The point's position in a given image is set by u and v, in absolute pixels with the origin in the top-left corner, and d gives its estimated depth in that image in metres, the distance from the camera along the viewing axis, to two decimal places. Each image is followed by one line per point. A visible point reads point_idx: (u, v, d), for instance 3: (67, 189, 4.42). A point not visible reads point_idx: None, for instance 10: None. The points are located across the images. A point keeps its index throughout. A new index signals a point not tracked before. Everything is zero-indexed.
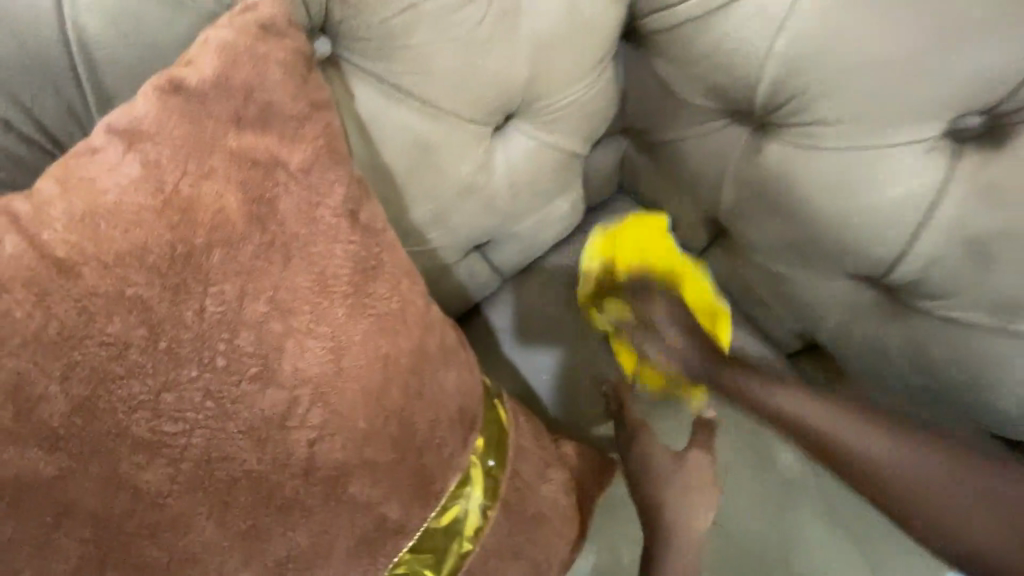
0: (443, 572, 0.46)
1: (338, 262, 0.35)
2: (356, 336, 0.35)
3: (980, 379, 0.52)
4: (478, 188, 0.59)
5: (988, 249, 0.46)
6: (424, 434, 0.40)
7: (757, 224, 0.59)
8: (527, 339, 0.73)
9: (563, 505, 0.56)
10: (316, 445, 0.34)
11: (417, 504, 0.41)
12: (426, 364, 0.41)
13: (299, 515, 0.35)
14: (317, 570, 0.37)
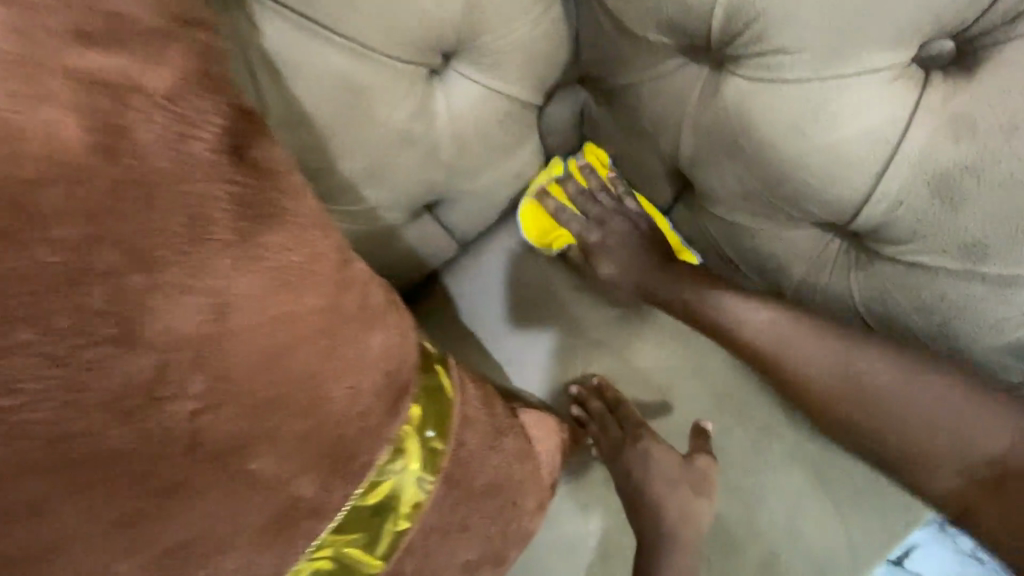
0: (376, 552, 0.43)
1: (218, 205, 0.30)
2: (247, 290, 0.31)
3: (948, 325, 0.50)
4: (417, 138, 0.55)
5: (957, 187, 0.43)
6: (343, 404, 0.36)
7: (715, 172, 0.56)
8: (512, 325, 0.72)
9: (517, 475, 0.53)
10: (200, 417, 0.30)
11: (339, 477, 0.37)
12: (342, 324, 0.36)
13: (188, 497, 0.31)
14: (217, 556, 0.33)
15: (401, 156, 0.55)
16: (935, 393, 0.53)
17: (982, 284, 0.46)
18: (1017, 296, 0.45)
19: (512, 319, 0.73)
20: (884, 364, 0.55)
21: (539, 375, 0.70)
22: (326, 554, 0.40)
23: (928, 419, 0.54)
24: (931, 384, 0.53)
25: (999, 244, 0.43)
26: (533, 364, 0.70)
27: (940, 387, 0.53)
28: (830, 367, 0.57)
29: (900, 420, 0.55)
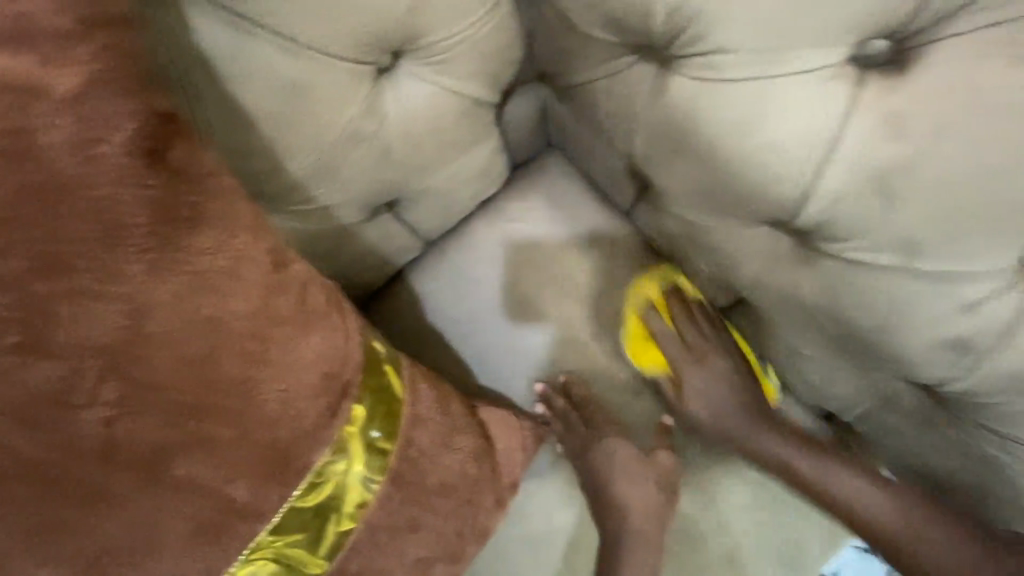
0: (320, 553, 0.43)
1: (130, 210, 0.30)
2: (161, 294, 0.31)
3: (891, 325, 0.49)
4: (367, 136, 0.55)
5: (891, 186, 0.43)
6: (274, 408, 0.36)
7: (668, 171, 0.57)
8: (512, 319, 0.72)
9: (471, 474, 0.53)
10: (113, 424, 0.30)
11: (273, 482, 0.37)
12: (273, 328, 0.36)
13: (107, 506, 0.31)
14: (142, 563, 0.33)
15: (351, 154, 0.55)
16: (890, 500, 0.61)
17: (920, 281, 0.46)
18: (952, 293, 0.45)
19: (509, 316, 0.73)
20: (833, 465, 0.64)
21: (523, 373, 0.72)
22: (264, 556, 0.40)
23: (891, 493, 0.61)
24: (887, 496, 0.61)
25: (934, 242, 0.43)
26: (525, 358, 0.72)
27: (898, 509, 0.61)
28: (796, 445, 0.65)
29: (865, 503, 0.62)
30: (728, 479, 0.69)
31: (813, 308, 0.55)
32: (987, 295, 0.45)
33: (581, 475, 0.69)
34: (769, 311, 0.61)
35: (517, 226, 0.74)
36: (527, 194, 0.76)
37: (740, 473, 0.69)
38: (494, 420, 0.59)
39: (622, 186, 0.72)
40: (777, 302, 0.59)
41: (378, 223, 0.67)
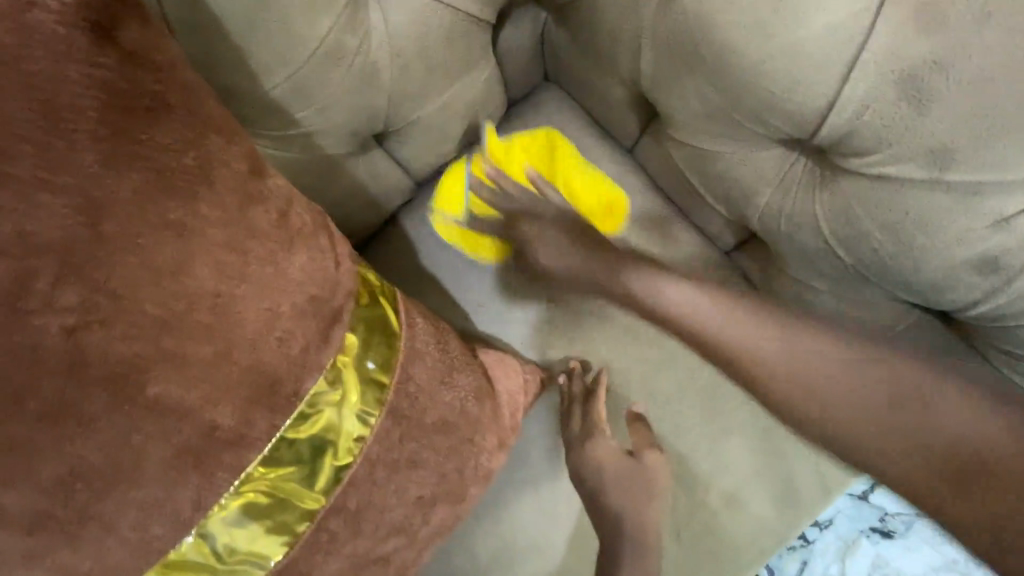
0: (317, 487, 0.41)
1: (78, 89, 0.26)
2: (119, 189, 0.27)
3: (912, 246, 0.46)
4: (350, 54, 0.50)
5: (922, 86, 0.39)
6: (258, 327, 0.33)
7: (677, 89, 0.53)
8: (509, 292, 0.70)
9: (471, 411, 0.51)
10: (77, 333, 0.27)
11: (260, 406, 0.35)
12: (252, 243, 0.33)
13: (75, 425, 0.28)
14: (121, 490, 0.30)
15: (331, 73, 0.50)
16: (904, 371, 0.57)
17: (949, 195, 0.43)
18: (983, 207, 0.42)
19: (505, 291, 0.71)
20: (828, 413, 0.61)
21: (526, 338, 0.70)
22: (258, 491, 0.37)
23: (921, 425, 0.58)
24: (886, 373, 0.58)
25: (965, 147, 0.40)
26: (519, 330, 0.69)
27: (910, 363, 0.57)
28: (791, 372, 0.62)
29: (848, 413, 0.60)
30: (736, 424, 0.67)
31: (828, 235, 0.52)
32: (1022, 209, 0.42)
33: (579, 423, 0.66)
34: (781, 246, 0.58)
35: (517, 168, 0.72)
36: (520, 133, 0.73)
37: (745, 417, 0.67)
38: (492, 360, 0.56)
39: (622, 118, 0.69)
40: (789, 233, 0.56)
41: (367, 158, 0.64)
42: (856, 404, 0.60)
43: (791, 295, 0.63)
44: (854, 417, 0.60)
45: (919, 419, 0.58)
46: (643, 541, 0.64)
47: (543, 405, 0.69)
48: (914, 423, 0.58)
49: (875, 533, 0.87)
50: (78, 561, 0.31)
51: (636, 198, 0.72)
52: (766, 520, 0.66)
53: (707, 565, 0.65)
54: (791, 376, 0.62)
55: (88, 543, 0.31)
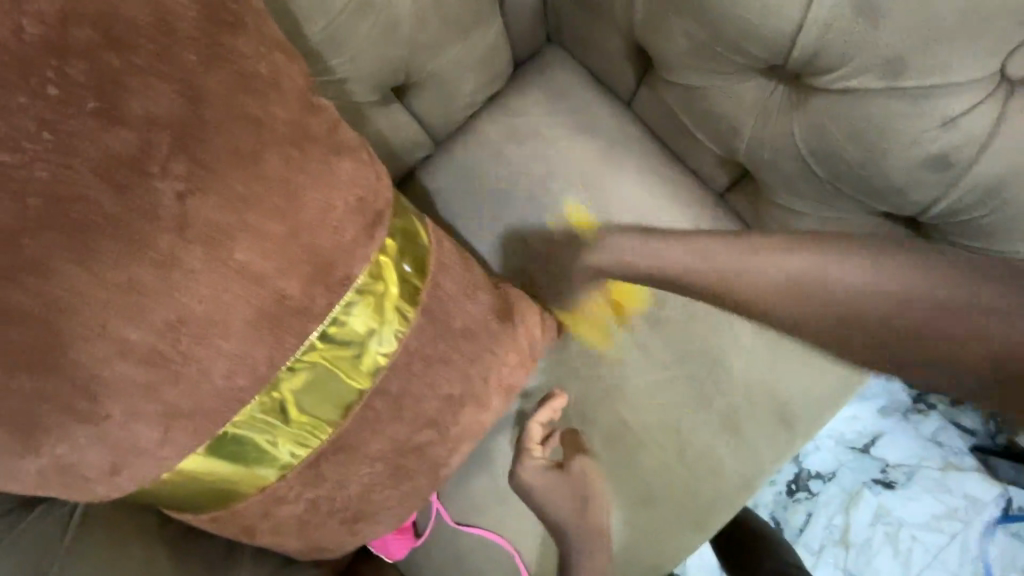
0: (363, 368, 0.48)
1: (183, 3, 0.34)
2: (214, 85, 0.34)
3: (877, 153, 0.53)
4: (377, 4, 0.57)
5: (875, 2, 0.45)
6: (318, 214, 0.40)
7: (670, 33, 0.59)
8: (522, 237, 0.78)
9: (495, 326, 0.56)
10: (184, 198, 0.34)
11: (319, 285, 0.41)
12: (310, 141, 0.39)
13: (182, 276, 0.35)
14: (213, 340, 0.37)
15: (360, 24, 0.57)
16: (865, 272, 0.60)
17: (903, 100, 0.49)
18: (935, 108, 0.48)
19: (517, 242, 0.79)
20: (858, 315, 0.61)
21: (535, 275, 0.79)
22: (317, 364, 0.44)
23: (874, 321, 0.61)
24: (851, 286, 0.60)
25: (916, 56, 0.46)
26: (532, 270, 0.79)
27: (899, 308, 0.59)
28: (767, 284, 0.64)
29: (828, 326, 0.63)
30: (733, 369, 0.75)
31: (806, 154, 0.58)
32: (970, 107, 0.48)
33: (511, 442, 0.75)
34: (767, 174, 0.64)
35: (526, 121, 0.79)
36: (527, 90, 0.79)
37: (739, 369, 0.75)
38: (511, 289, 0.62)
39: (621, 70, 0.75)
40: (773, 159, 0.62)
41: (389, 111, 0.71)
42: (785, 294, 0.64)
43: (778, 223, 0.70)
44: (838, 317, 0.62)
45: (887, 307, 0.60)
46: (589, 490, 0.73)
47: (562, 342, 0.78)
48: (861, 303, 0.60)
49: (874, 479, 1.07)
50: (181, 399, 0.38)
51: (637, 145, 0.78)
52: (743, 459, 0.76)
53: (690, 487, 0.76)
54: (771, 281, 0.64)
55: (188, 384, 0.38)
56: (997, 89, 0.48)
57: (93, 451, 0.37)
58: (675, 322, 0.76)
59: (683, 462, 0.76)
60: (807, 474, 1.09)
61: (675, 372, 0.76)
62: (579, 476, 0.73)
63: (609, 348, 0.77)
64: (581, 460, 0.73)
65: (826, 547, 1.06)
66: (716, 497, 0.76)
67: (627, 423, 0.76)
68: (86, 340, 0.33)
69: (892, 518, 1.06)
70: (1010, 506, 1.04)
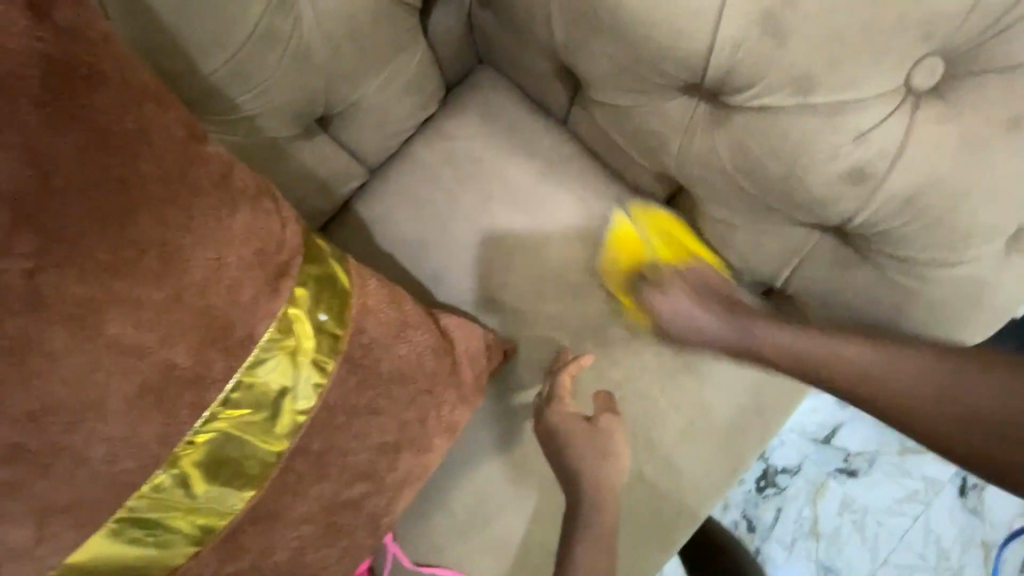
0: (279, 428, 0.44)
1: (19, 60, 0.31)
2: (64, 149, 0.32)
3: (800, 167, 0.53)
4: (281, 37, 0.55)
5: (779, 22, 0.45)
6: (206, 275, 0.36)
7: (590, 54, 0.59)
8: (462, 263, 0.76)
9: (431, 367, 0.54)
10: (37, 275, 0.31)
11: (215, 349, 0.38)
12: (193, 197, 0.36)
13: (43, 359, 0.32)
14: (90, 425, 0.34)
15: (268, 59, 0.55)
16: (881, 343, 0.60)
17: (816, 115, 0.49)
18: (848, 121, 0.49)
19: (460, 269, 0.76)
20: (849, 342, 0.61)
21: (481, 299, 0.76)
22: (223, 432, 0.41)
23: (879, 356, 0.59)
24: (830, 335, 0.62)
25: (823, 72, 0.46)
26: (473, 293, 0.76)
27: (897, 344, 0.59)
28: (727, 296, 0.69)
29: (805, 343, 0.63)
30: (688, 376, 0.75)
31: (732, 170, 0.58)
32: (878, 121, 0.48)
33: (473, 471, 0.74)
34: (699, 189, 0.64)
35: (460, 143, 0.77)
36: (459, 113, 0.77)
37: (694, 372, 0.75)
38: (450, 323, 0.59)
39: (552, 90, 0.74)
40: (703, 174, 0.61)
41: (313, 144, 0.68)
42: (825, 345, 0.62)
43: (717, 235, 0.69)
44: (862, 360, 0.60)
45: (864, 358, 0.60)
46: (617, 450, 0.70)
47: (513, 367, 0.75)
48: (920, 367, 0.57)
49: (837, 469, 1.08)
50: (60, 491, 0.34)
51: (576, 162, 0.77)
52: (701, 467, 0.75)
53: (651, 503, 0.75)
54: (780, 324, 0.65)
55: (64, 474, 0.34)
56: (904, 101, 0.48)
57: None
58: (623, 340, 0.75)
59: (644, 479, 0.75)
60: (774, 470, 1.09)
61: (626, 390, 0.75)
62: (607, 433, 0.70)
63: None
64: (607, 414, 0.70)
65: (797, 541, 1.07)
66: (677, 511, 0.75)
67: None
68: None
69: (856, 506, 1.07)
70: (965, 484, 1.07)
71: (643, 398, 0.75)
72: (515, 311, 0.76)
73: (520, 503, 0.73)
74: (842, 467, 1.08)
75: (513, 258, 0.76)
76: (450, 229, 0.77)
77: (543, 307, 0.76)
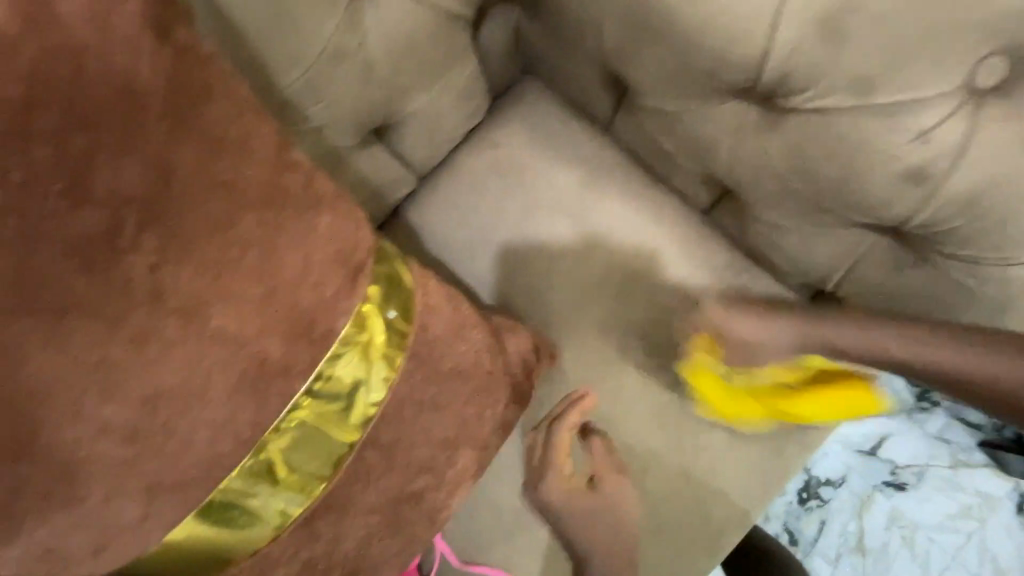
0: (353, 419, 0.47)
1: (144, 75, 0.33)
2: (183, 155, 0.34)
3: (858, 167, 0.53)
4: (349, 53, 0.58)
5: (838, 26, 0.46)
6: (296, 271, 0.39)
7: (641, 63, 0.60)
8: (509, 267, 0.78)
9: (488, 365, 0.55)
10: (158, 270, 0.34)
11: (302, 342, 0.41)
12: (286, 199, 0.39)
13: (158, 348, 0.34)
14: (195, 410, 0.37)
15: (337, 73, 0.58)
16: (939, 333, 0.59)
17: (874, 117, 0.49)
18: (907, 122, 0.49)
19: (506, 273, 0.78)
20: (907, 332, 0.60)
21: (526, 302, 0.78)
22: (304, 421, 0.43)
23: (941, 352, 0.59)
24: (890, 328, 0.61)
25: (882, 74, 0.47)
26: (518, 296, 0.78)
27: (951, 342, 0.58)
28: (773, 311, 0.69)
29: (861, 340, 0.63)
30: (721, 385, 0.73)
31: (784, 172, 0.59)
32: (938, 121, 0.48)
33: (520, 473, 0.74)
34: (748, 193, 0.65)
35: (506, 150, 0.79)
36: (505, 123, 0.80)
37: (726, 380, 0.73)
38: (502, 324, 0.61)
39: (598, 99, 0.75)
40: (753, 177, 0.62)
41: (370, 152, 0.71)
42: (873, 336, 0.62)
43: (766, 239, 0.70)
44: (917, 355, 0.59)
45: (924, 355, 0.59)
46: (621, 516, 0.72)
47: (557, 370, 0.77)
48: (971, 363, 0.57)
49: (885, 482, 1.05)
50: (165, 472, 0.37)
51: (620, 168, 0.78)
52: (747, 473, 0.75)
53: (697, 509, 0.74)
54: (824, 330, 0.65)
55: (172, 456, 0.37)
56: (967, 102, 0.47)
57: (75, 533, 0.36)
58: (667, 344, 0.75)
59: (690, 483, 0.75)
60: (817, 482, 1.07)
61: (670, 394, 0.75)
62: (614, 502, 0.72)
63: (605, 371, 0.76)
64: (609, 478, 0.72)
65: (843, 555, 1.04)
66: (723, 518, 0.75)
67: (629, 446, 0.75)
68: (62, 423, 0.33)
69: (906, 521, 1.04)
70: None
71: (687, 402, 0.75)
72: (560, 314, 0.77)
73: None
74: (890, 481, 1.05)
75: (558, 261, 0.77)
76: (497, 234, 0.79)
77: (585, 311, 0.77)
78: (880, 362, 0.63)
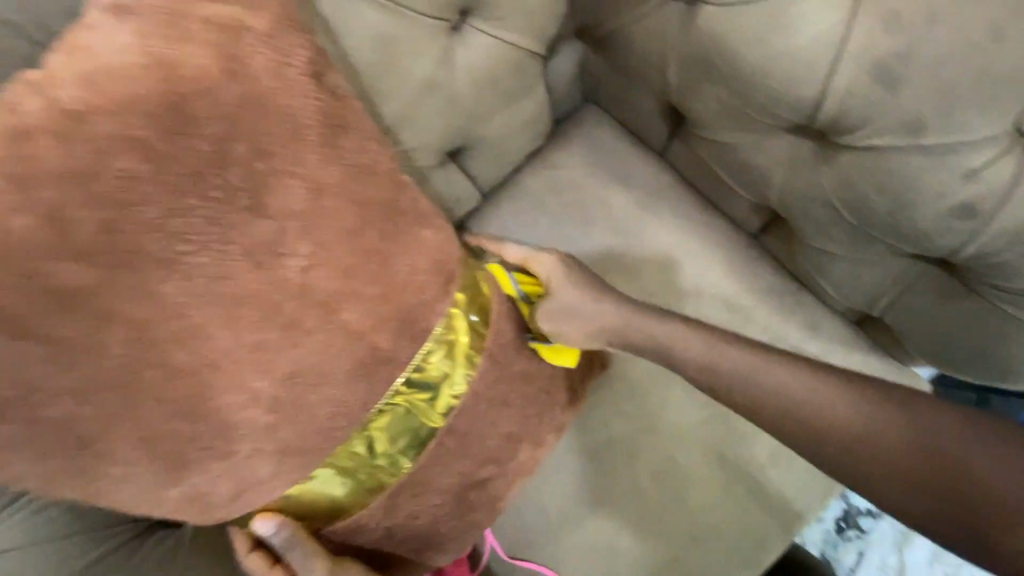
0: (438, 408, 0.53)
1: (305, 112, 0.41)
2: (331, 178, 0.42)
3: (906, 201, 0.57)
4: (441, 85, 0.66)
5: (893, 73, 0.51)
6: (405, 276, 0.46)
7: (700, 97, 0.66)
8: None
9: (550, 368, 0.61)
10: (308, 271, 0.41)
11: (404, 336, 0.47)
12: (400, 216, 0.46)
13: (301, 333, 0.42)
14: (322, 386, 0.44)
15: (427, 101, 0.66)
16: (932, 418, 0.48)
17: (923, 156, 0.53)
18: (955, 161, 0.53)
19: None
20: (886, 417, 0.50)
21: None
22: (398, 405, 0.51)
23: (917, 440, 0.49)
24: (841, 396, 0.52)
25: (935, 118, 0.51)
26: None
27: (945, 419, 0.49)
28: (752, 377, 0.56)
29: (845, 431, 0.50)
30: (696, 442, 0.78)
31: (835, 202, 0.62)
32: (987, 162, 0.52)
33: (566, 475, 0.79)
34: (798, 220, 0.69)
35: (567, 172, 0.84)
36: (566, 146, 0.85)
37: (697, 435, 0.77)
38: None
39: (655, 127, 0.81)
40: (800, 206, 0.66)
41: (445, 170, 0.78)
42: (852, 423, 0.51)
43: (815, 265, 0.73)
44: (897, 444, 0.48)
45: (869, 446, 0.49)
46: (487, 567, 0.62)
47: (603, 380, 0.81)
48: (876, 430, 0.49)
49: None
50: (292, 438, 0.45)
51: (671, 191, 0.83)
52: (784, 490, 0.78)
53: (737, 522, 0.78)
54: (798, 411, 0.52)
55: (300, 423, 0.44)
56: (1014, 143, 0.51)
57: (221, 481, 0.44)
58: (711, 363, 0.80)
59: (731, 495, 0.78)
60: (856, 511, 1.07)
61: (709, 414, 0.79)
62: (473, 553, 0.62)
63: (652, 383, 0.80)
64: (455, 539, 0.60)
65: None
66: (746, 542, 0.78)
67: (668, 460, 0.79)
68: (226, 390, 0.41)
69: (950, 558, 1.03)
70: None
71: (722, 424, 0.78)
72: None
73: (608, 505, 0.78)
74: None
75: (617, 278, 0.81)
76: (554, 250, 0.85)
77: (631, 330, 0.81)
78: (887, 450, 0.48)
